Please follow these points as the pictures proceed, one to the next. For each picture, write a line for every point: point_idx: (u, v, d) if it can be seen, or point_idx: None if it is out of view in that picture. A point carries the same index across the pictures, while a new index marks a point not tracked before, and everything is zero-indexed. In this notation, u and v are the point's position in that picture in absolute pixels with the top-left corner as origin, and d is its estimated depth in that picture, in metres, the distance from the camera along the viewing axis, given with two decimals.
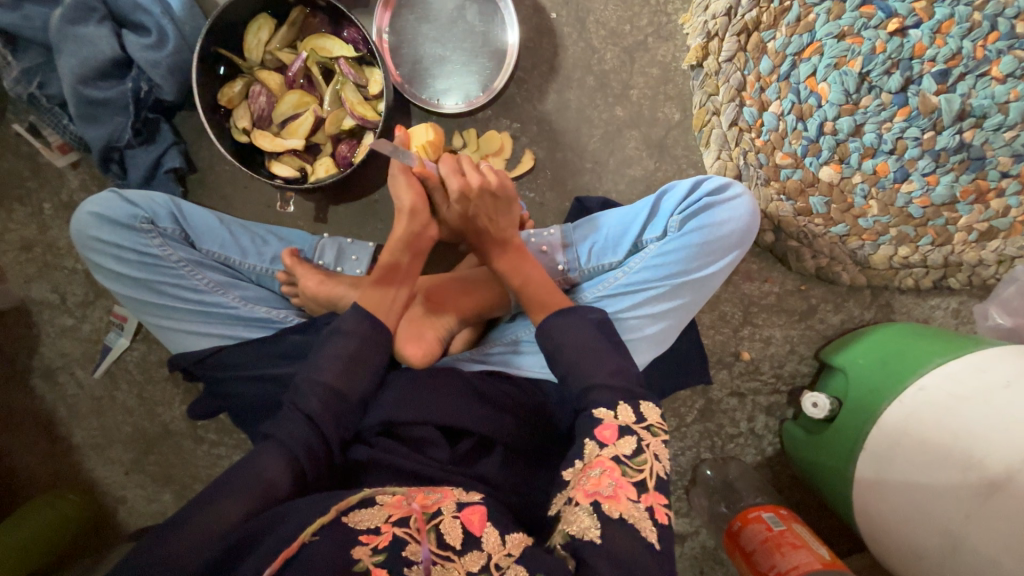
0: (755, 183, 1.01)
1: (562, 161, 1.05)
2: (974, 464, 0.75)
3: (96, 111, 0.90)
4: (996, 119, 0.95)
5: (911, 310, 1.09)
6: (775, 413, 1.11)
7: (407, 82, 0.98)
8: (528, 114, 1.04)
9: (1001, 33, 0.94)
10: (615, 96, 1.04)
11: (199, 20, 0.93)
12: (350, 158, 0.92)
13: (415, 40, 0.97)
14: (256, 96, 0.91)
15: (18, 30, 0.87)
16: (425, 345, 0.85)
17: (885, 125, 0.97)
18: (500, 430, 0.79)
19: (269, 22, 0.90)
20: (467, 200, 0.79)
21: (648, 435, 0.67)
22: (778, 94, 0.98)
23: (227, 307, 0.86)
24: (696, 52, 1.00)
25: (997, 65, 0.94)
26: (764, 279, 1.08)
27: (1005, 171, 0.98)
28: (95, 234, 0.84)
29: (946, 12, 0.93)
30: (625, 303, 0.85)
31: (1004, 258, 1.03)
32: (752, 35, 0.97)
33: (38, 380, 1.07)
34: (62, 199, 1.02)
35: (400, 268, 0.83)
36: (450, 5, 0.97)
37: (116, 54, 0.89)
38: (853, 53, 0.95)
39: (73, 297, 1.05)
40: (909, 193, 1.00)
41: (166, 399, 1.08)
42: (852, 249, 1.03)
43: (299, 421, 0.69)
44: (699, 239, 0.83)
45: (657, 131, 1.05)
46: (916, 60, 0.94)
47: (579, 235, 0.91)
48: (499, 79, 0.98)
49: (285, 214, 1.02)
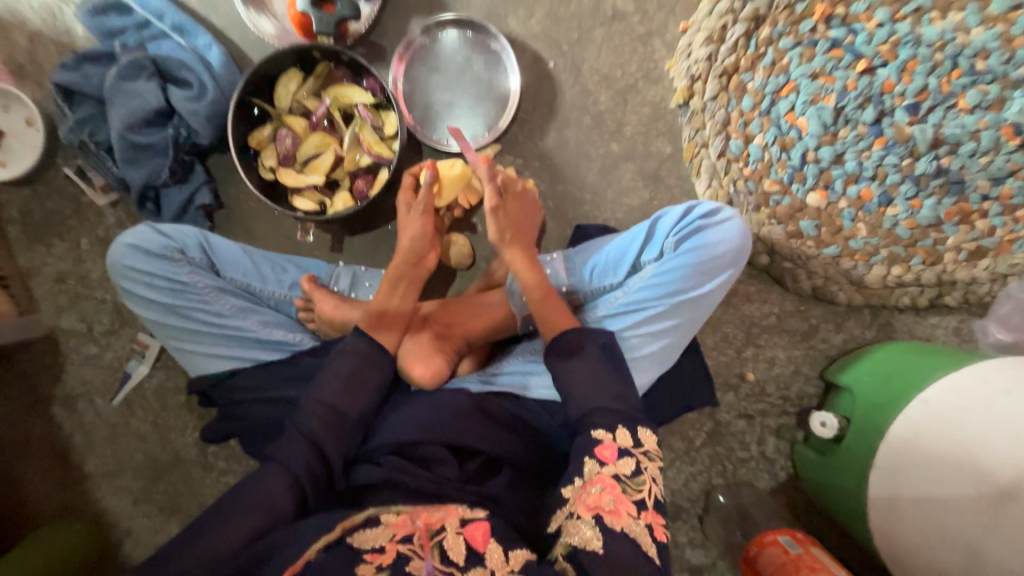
0: (747, 209, 1.08)
1: (563, 192, 1.12)
2: (983, 473, 0.75)
3: (138, 154, 0.99)
4: (970, 146, 1.01)
5: (912, 329, 1.11)
6: (785, 435, 1.11)
7: (420, 124, 1.08)
8: (531, 150, 1.12)
9: (964, 71, 1.01)
10: (610, 133, 1.12)
11: (235, 74, 1.03)
12: (366, 193, 1.00)
13: (427, 88, 1.08)
14: (283, 138, 1.00)
15: (78, 86, 0.98)
16: (433, 367, 0.89)
17: (865, 154, 1.04)
18: (507, 449, 0.81)
19: (297, 74, 1.00)
20: (518, 199, 0.93)
21: (646, 459, 0.68)
22: (760, 128, 1.06)
23: (247, 331, 0.90)
24: (682, 93, 1.08)
25: (964, 98, 1.01)
26: (763, 300, 1.11)
27: (986, 194, 1.04)
28: (128, 262, 0.88)
29: (910, 53, 1.01)
30: (626, 322, 0.87)
31: (997, 276, 1.06)
32: (732, 77, 1.06)
33: (58, 408, 1.10)
34: (99, 234, 1.09)
35: (393, 307, 0.89)
36: (458, 56, 1.08)
37: (161, 105, 0.99)
38: (827, 91, 1.03)
39: (100, 327, 1.10)
40: (895, 215, 1.05)
41: (179, 427, 1.10)
42: (846, 269, 1.07)
43: (299, 445, 0.72)
44: (694, 259, 0.86)
45: (651, 163, 1.12)
46: (887, 95, 1.02)
47: (580, 258, 0.96)
48: (503, 119, 1.08)
49: (304, 244, 1.10)
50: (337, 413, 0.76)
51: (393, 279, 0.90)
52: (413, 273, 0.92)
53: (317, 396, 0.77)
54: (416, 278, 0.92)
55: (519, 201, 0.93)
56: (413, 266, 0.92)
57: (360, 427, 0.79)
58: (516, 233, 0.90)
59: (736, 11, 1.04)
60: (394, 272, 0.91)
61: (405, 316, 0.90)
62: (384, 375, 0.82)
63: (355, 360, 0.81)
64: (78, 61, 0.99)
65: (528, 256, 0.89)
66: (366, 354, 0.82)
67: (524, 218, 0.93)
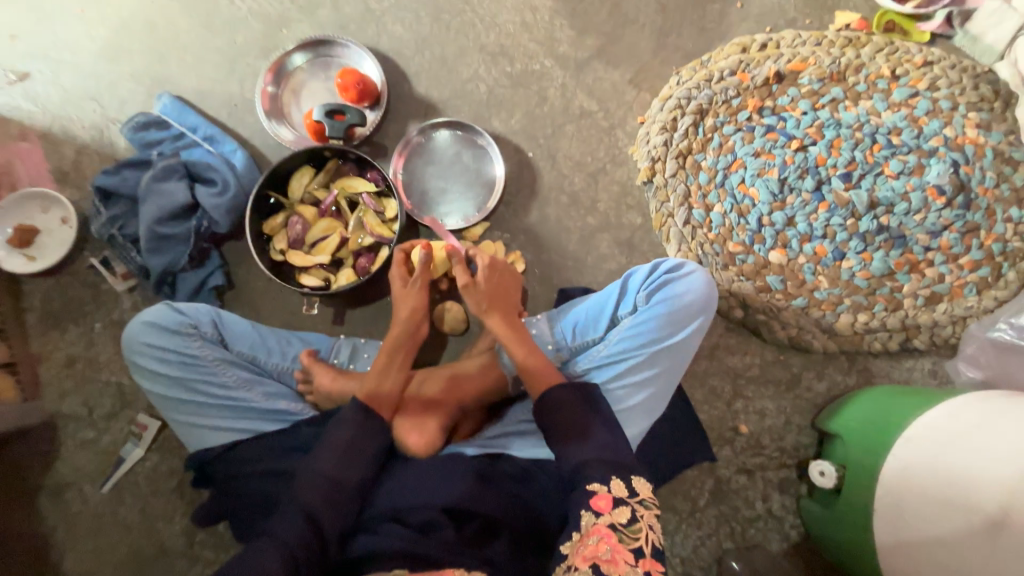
0: (715, 268, 1.18)
1: (548, 261, 1.23)
2: (973, 507, 0.74)
3: (161, 244, 1.10)
4: (902, 206, 1.15)
5: (890, 373, 1.16)
6: (788, 490, 1.11)
7: (417, 208, 1.22)
8: (517, 226, 1.25)
9: (882, 144, 1.18)
10: (586, 209, 1.26)
11: (255, 173, 1.18)
12: (368, 269, 1.10)
13: (423, 177, 1.24)
14: (294, 224, 1.11)
15: (116, 188, 1.12)
16: (427, 433, 0.91)
17: (812, 216, 1.17)
18: (504, 511, 0.81)
19: (310, 170, 1.13)
20: (494, 271, 0.98)
21: (641, 507, 0.70)
22: (718, 199, 1.20)
23: (250, 402, 0.93)
24: (645, 172, 1.22)
25: (888, 166, 1.17)
26: (744, 352, 1.17)
27: (927, 245, 1.15)
28: (143, 338, 0.94)
29: (834, 132, 1.19)
30: (610, 374, 0.93)
31: (957, 318, 1.14)
32: (687, 158, 1.22)
33: (45, 499, 1.08)
34: (113, 318, 1.15)
35: (388, 376, 0.93)
36: (450, 151, 1.25)
37: (188, 201, 1.12)
38: (770, 166, 1.19)
39: (100, 410, 1.11)
40: (850, 268, 1.16)
41: (167, 513, 1.07)
42: (816, 319, 1.15)
43: (296, 518, 0.75)
44: (665, 310, 0.94)
45: (625, 232, 1.25)
46: (822, 167, 1.18)
47: (562, 316, 1.03)
48: (491, 201, 1.22)
49: (309, 317, 1.17)
50: (333, 484, 0.79)
51: (389, 349, 0.95)
52: (410, 344, 0.97)
53: (315, 468, 0.80)
54: (411, 348, 0.97)
55: (495, 272, 0.98)
56: (410, 335, 0.97)
57: (356, 498, 0.80)
58: (495, 302, 0.96)
59: (683, 107, 1.22)
60: (391, 343, 0.96)
61: (399, 384, 0.94)
62: (379, 443, 0.85)
63: (352, 431, 0.84)
64: (119, 167, 1.13)
65: (507, 322, 0.94)
66: (361, 423, 0.85)
67: (503, 288, 0.98)
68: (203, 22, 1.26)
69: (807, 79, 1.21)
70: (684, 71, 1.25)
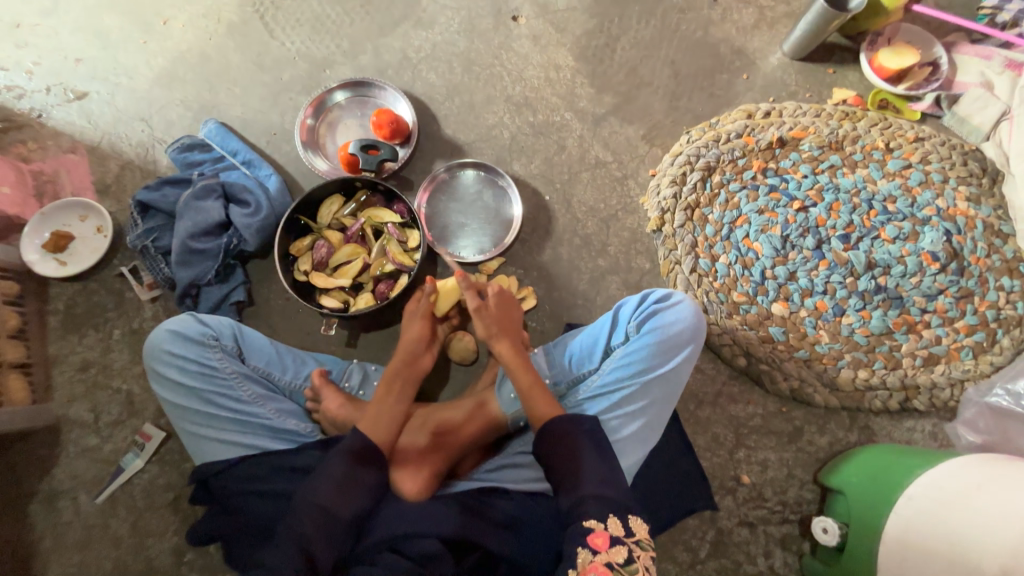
0: (720, 316, 1.21)
1: (558, 298, 1.28)
2: (974, 568, 0.75)
3: (191, 258, 1.15)
4: (899, 268, 1.21)
5: (890, 432, 1.18)
6: (791, 547, 1.11)
7: (437, 241, 1.28)
8: (530, 263, 1.30)
9: (878, 211, 1.25)
10: (597, 251, 1.31)
11: (287, 197, 1.24)
12: (387, 294, 1.15)
13: (444, 212, 1.31)
14: (319, 248, 1.16)
15: (155, 203, 1.18)
16: (421, 480, 0.89)
17: (813, 272, 1.22)
18: (503, 545, 0.81)
19: (339, 198, 1.20)
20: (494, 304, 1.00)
21: (637, 547, 0.73)
22: (724, 250, 1.26)
23: (262, 418, 0.94)
24: (655, 222, 1.29)
25: (884, 230, 1.24)
26: (746, 401, 1.19)
27: (923, 307, 1.20)
28: (166, 347, 0.96)
29: (832, 196, 1.27)
30: (605, 404, 0.94)
31: (955, 381, 1.17)
32: (695, 211, 1.29)
33: (37, 505, 1.08)
34: (132, 326, 1.18)
35: (387, 405, 0.92)
36: (471, 189, 1.32)
37: (221, 219, 1.17)
38: (773, 223, 1.26)
39: (107, 417, 1.12)
40: (850, 324, 1.20)
41: (159, 529, 1.07)
42: (817, 372, 1.17)
43: (292, 552, 0.75)
44: (655, 339, 0.97)
45: (633, 275, 1.30)
46: (822, 227, 1.25)
47: (558, 347, 1.05)
48: (508, 238, 1.28)
49: (324, 337, 1.20)
50: (327, 513, 0.78)
51: (388, 379, 0.96)
52: (409, 373, 0.97)
53: (312, 496, 0.79)
54: (411, 378, 0.97)
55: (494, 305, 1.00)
56: (409, 365, 0.98)
57: (351, 528, 0.79)
58: (497, 334, 0.98)
59: (692, 163, 1.31)
60: (390, 373, 0.96)
61: (399, 416, 0.92)
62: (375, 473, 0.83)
63: (350, 461, 0.82)
64: (160, 184, 1.20)
65: (513, 352, 0.95)
66: (360, 452, 0.84)
67: (502, 319, 1.00)
68: (255, 59, 1.37)
69: (808, 145, 1.31)
70: (694, 131, 1.34)
